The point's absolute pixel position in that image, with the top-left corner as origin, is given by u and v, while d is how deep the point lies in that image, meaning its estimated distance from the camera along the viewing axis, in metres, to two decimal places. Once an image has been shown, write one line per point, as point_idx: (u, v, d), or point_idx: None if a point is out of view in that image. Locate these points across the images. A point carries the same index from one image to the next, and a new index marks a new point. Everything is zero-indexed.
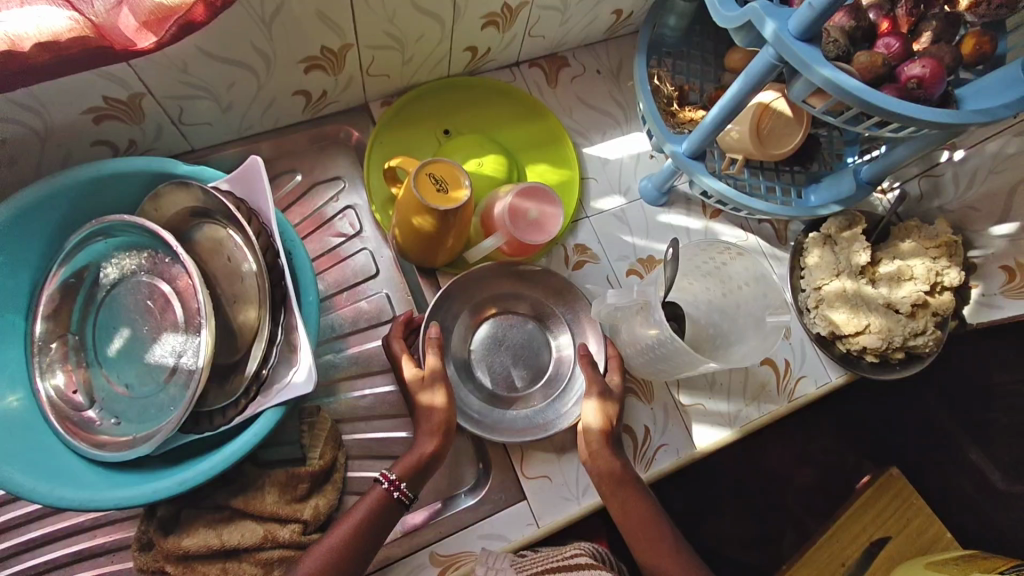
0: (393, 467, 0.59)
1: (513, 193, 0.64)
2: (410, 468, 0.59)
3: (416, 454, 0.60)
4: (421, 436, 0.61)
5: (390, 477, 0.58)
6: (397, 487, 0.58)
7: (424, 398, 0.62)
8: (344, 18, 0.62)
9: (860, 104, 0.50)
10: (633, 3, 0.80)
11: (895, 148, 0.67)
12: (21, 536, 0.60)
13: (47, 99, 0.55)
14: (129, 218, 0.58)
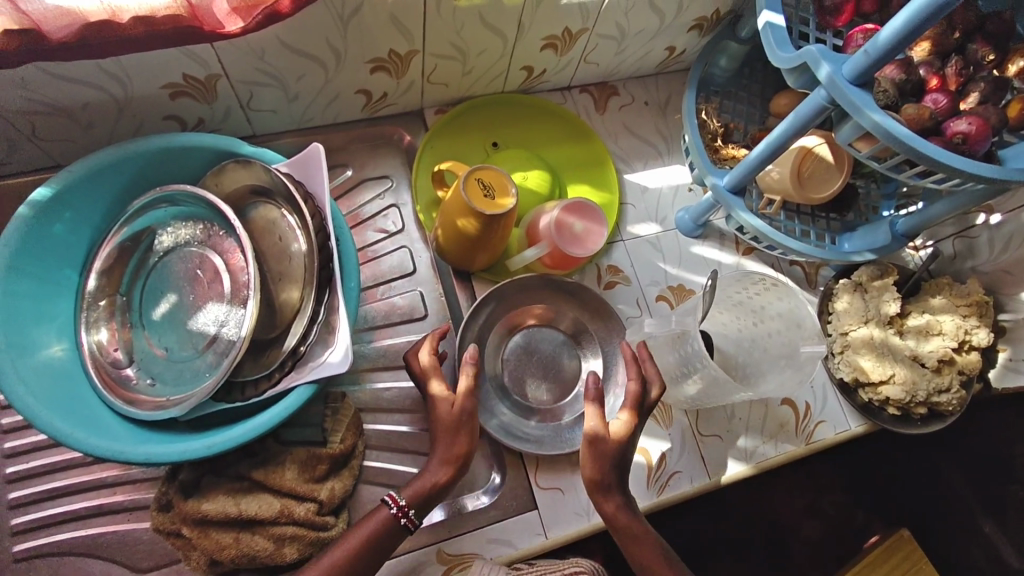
0: (401, 491, 0.56)
1: (560, 208, 0.66)
2: (417, 492, 0.57)
3: (427, 480, 0.58)
4: (435, 461, 0.59)
5: (400, 503, 0.56)
6: (404, 512, 0.56)
7: (445, 412, 0.59)
8: (415, 25, 0.65)
9: (908, 152, 0.51)
10: (687, 42, 0.83)
11: (933, 204, 0.69)
12: (42, 484, 0.60)
13: (133, 70, 0.59)
14: (193, 189, 0.60)
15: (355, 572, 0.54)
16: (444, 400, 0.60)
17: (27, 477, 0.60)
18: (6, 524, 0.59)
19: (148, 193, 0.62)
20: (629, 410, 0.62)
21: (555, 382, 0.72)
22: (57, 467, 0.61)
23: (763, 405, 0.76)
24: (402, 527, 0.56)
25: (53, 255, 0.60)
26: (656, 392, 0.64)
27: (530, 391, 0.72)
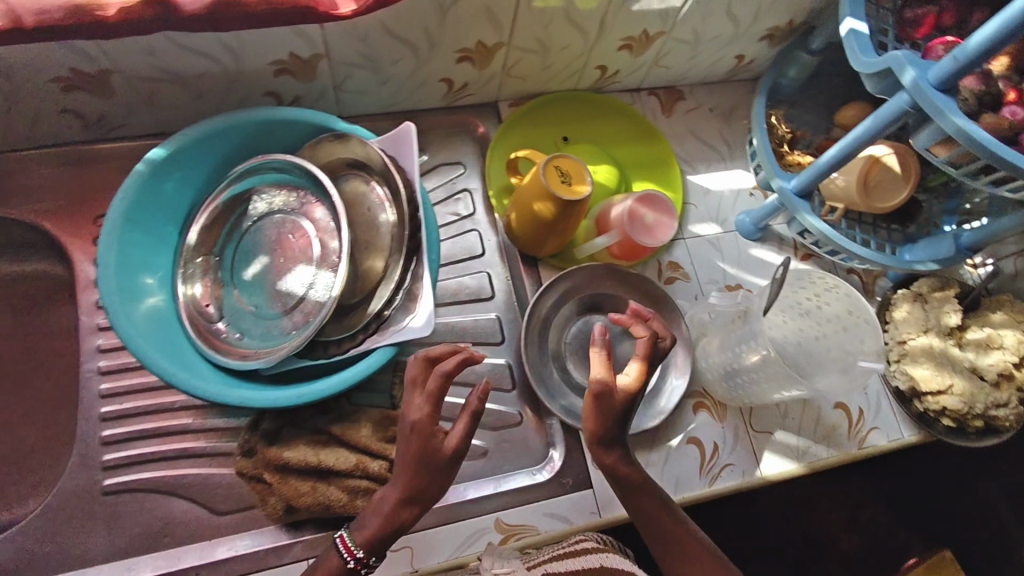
0: (354, 536, 0.51)
1: (632, 198, 0.69)
2: (373, 534, 0.51)
3: (382, 514, 0.51)
4: (396, 496, 0.51)
5: (359, 555, 0.51)
6: (362, 561, 0.51)
7: (441, 451, 0.50)
8: (506, 18, 0.69)
9: (988, 157, 0.52)
10: (757, 51, 0.86)
11: (1000, 219, 0.70)
12: (132, 424, 0.64)
13: (247, 44, 0.63)
14: (295, 158, 0.64)
15: None
16: (434, 439, 0.50)
17: (119, 417, 0.65)
18: (97, 459, 0.63)
19: (251, 161, 0.66)
20: (638, 363, 0.56)
21: (614, 369, 0.75)
22: (147, 410, 0.65)
23: (816, 408, 0.77)
24: (350, 572, 0.51)
25: (160, 211, 0.64)
26: (667, 345, 0.58)
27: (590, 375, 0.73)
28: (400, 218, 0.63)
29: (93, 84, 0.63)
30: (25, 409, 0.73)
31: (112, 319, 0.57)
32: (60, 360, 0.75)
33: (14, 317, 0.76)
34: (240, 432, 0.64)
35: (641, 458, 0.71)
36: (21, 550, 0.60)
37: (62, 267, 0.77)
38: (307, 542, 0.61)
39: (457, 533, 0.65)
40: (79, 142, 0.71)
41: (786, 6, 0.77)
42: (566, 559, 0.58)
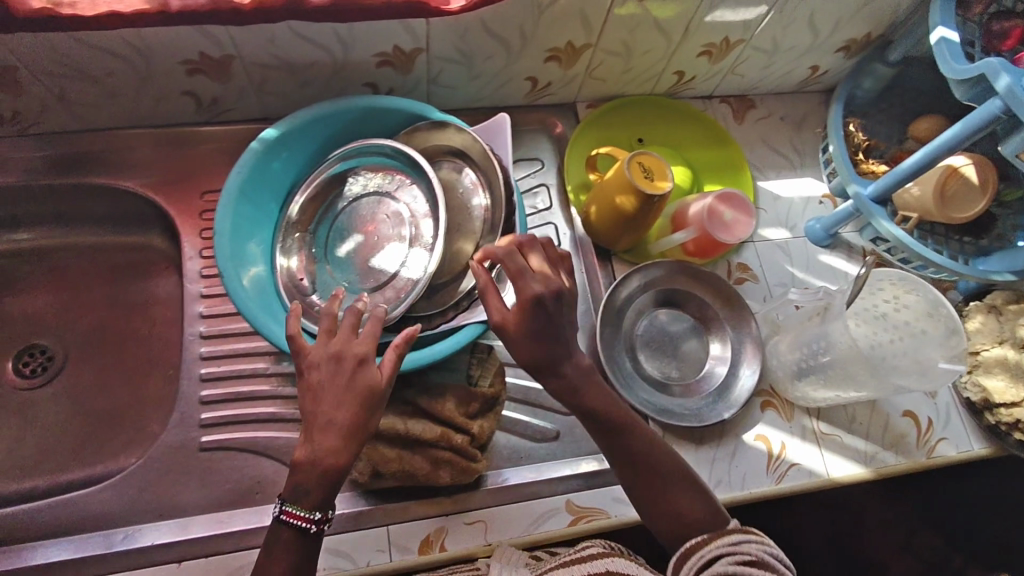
0: (300, 505, 0.50)
1: (713, 196, 0.71)
2: (317, 492, 0.50)
3: (315, 468, 0.50)
4: (322, 437, 0.51)
5: (316, 517, 0.50)
6: (322, 520, 0.51)
7: (362, 382, 0.53)
8: (597, 21, 0.72)
9: None
10: (832, 63, 0.87)
11: None
12: (228, 387, 0.69)
13: (357, 36, 0.68)
14: (394, 144, 0.68)
15: None
16: (367, 376, 0.53)
17: (217, 379, 0.69)
18: (196, 418, 0.67)
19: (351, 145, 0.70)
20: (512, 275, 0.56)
21: (683, 363, 0.76)
22: (242, 375, 0.69)
23: (884, 414, 0.78)
24: (313, 535, 0.51)
25: (267, 188, 0.69)
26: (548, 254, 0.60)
27: (659, 368, 0.76)
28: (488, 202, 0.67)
29: (215, 68, 0.68)
30: (126, 372, 0.79)
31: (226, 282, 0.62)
32: (157, 327, 0.81)
33: (119, 285, 0.82)
34: None
35: (708, 451, 0.73)
36: (123, 498, 0.63)
37: (163, 241, 0.83)
38: (388, 509, 0.66)
39: (530, 511, 0.67)
40: (192, 124, 0.77)
41: (866, 18, 0.79)
42: (573, 564, 0.55)
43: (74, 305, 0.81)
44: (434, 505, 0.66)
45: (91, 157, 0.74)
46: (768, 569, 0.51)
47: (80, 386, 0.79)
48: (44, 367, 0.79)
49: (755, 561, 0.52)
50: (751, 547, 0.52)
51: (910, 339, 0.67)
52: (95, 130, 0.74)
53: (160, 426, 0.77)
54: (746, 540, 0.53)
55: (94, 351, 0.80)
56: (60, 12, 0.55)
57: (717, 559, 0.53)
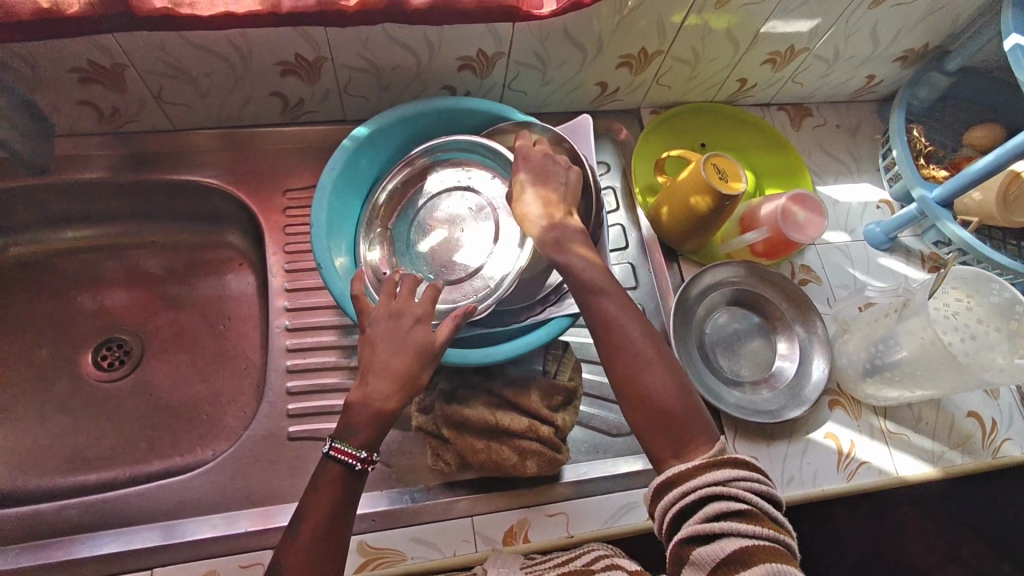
0: (349, 440, 0.51)
1: (785, 197, 0.73)
2: (366, 429, 0.52)
3: (368, 406, 0.52)
4: (376, 378, 0.53)
5: (362, 455, 0.51)
6: (367, 460, 0.51)
7: (416, 335, 0.55)
8: (671, 28, 0.75)
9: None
10: (888, 72, 0.90)
11: None
12: (314, 378, 0.71)
13: (445, 40, 0.70)
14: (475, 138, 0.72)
15: (333, 541, 0.48)
16: (426, 333, 0.56)
17: (302, 370, 0.72)
18: (284, 408, 0.69)
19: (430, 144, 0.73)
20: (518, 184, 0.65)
21: (753, 361, 0.78)
22: (326, 366, 0.72)
23: (949, 415, 0.79)
24: (358, 474, 0.51)
25: (352, 184, 0.72)
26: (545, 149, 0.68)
27: (730, 366, 0.77)
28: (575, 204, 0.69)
29: (307, 70, 0.71)
30: (200, 365, 0.79)
31: (321, 260, 0.64)
32: (232, 322, 0.82)
33: (193, 281, 0.84)
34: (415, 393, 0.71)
35: (779, 448, 0.74)
36: (215, 485, 0.65)
37: (239, 239, 0.85)
38: (473, 499, 0.66)
39: (606, 505, 0.68)
40: (275, 125, 0.79)
41: (927, 28, 0.81)
42: None
43: (151, 300, 0.83)
44: (516, 498, 0.67)
45: (179, 156, 0.77)
46: (758, 521, 0.45)
47: (154, 380, 0.78)
48: (122, 361, 0.79)
49: (743, 504, 0.45)
50: (740, 486, 0.46)
51: (976, 339, 0.69)
52: (183, 129, 0.77)
53: (235, 420, 0.76)
54: (736, 478, 0.47)
55: (170, 344, 0.81)
56: (179, 12, 0.58)
57: (700, 494, 0.47)
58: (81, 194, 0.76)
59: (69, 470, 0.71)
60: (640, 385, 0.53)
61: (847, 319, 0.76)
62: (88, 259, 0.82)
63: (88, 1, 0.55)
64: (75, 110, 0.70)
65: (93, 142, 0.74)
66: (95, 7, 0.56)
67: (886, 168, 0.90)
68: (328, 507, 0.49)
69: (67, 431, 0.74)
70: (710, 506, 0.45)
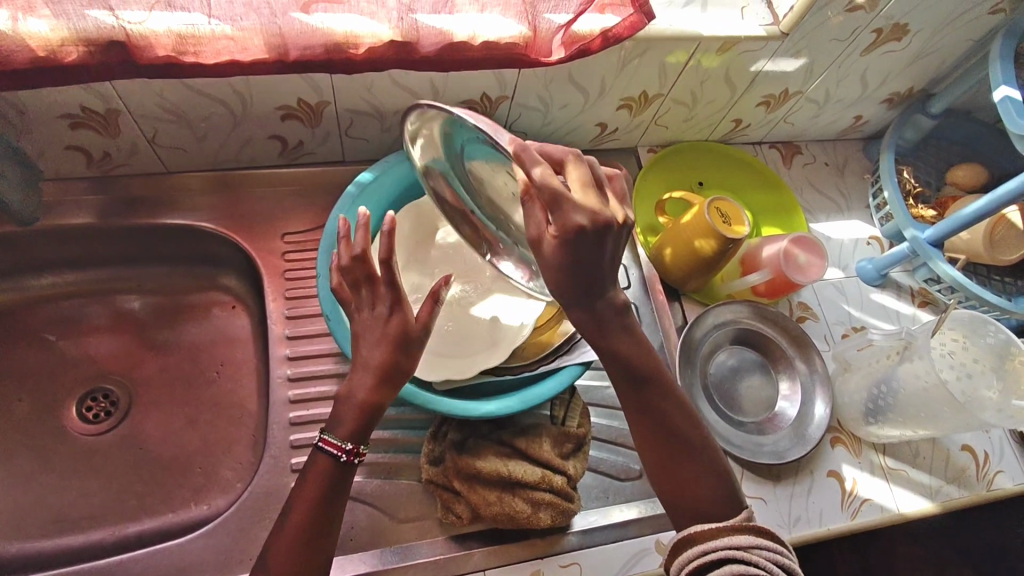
0: (335, 433, 0.52)
1: (788, 240, 0.76)
2: (352, 423, 0.52)
3: (352, 402, 0.52)
4: (358, 372, 0.53)
5: (348, 447, 0.52)
6: (354, 453, 0.52)
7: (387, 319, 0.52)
8: (673, 73, 0.76)
9: (1002, 197, 0.71)
10: (874, 113, 0.92)
11: None
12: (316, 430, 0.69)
13: (451, 84, 0.70)
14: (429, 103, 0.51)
15: (318, 532, 0.50)
16: (404, 318, 0.52)
17: (305, 423, 0.70)
18: (287, 463, 0.67)
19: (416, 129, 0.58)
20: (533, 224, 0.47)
21: (757, 399, 0.78)
22: None
23: (943, 449, 0.80)
24: (345, 465, 0.52)
25: None
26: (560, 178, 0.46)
27: (735, 403, 0.78)
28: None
29: (308, 114, 0.70)
30: (192, 414, 0.76)
31: (330, 312, 0.63)
32: (225, 368, 0.79)
33: (183, 325, 0.81)
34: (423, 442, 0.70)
35: (786, 487, 0.74)
36: (216, 548, 0.62)
37: (233, 281, 0.82)
38: (485, 552, 0.65)
39: (622, 552, 0.67)
40: (271, 167, 0.78)
41: (912, 73, 0.84)
42: None
43: (140, 346, 0.79)
44: (527, 549, 0.66)
45: (171, 198, 0.75)
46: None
47: (143, 431, 0.75)
48: (107, 412, 0.75)
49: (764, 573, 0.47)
50: (761, 555, 0.48)
51: (967, 377, 0.72)
52: (177, 171, 0.75)
53: (232, 472, 0.73)
54: (756, 545, 0.49)
55: (161, 391, 0.77)
56: (182, 61, 0.56)
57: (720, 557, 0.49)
58: (67, 239, 0.73)
59: (53, 531, 0.67)
60: (674, 466, 0.55)
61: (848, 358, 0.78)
62: (72, 304, 0.79)
63: (86, 49, 0.53)
64: (65, 154, 0.67)
65: (82, 186, 0.71)
66: (94, 55, 0.54)
67: (875, 206, 0.93)
68: (314, 498, 0.51)
69: (50, 489, 0.70)
70: (727, 567, 0.47)
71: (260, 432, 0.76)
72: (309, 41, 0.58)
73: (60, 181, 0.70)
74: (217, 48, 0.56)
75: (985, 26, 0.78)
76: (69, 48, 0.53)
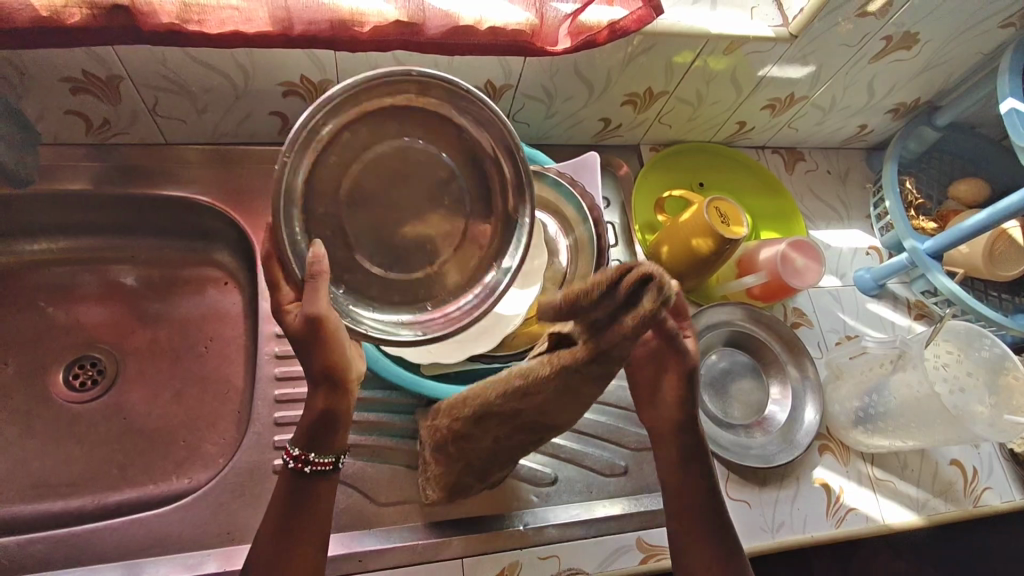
0: (290, 439, 0.51)
1: (786, 244, 0.77)
2: (302, 432, 0.50)
3: (309, 411, 0.50)
4: (310, 386, 0.50)
5: (296, 453, 0.50)
6: (301, 458, 0.50)
7: (300, 324, 0.46)
8: (678, 72, 0.76)
9: (1004, 211, 0.70)
10: (879, 122, 0.92)
11: None
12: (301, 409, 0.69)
13: (454, 69, 0.69)
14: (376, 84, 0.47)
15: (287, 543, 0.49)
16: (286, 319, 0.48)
17: (290, 401, 0.69)
18: (270, 439, 0.67)
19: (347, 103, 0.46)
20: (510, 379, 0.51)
21: (747, 402, 0.78)
22: None
23: (932, 462, 0.80)
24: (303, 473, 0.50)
25: None
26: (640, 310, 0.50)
27: (725, 407, 0.77)
28: (576, 253, 0.71)
29: (310, 91, 0.69)
30: (177, 387, 0.76)
31: None
32: (213, 343, 0.78)
33: (174, 298, 0.80)
34: (407, 427, 0.69)
35: (771, 493, 0.73)
36: (194, 521, 0.62)
37: (226, 256, 0.82)
38: (465, 539, 0.64)
39: (602, 547, 0.67)
40: (271, 144, 0.77)
41: (919, 84, 0.84)
42: None
43: (129, 318, 0.79)
44: (507, 538, 0.65)
45: (169, 169, 0.74)
46: None
47: (129, 401, 0.74)
48: (94, 380, 0.75)
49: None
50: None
51: (962, 391, 0.71)
52: (175, 143, 0.74)
53: (215, 447, 0.73)
54: None
55: (148, 363, 0.77)
56: (186, 29, 0.56)
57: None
58: (62, 204, 0.72)
59: (33, 497, 0.67)
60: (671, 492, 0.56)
61: (841, 366, 0.77)
62: (64, 271, 0.78)
63: (90, 12, 0.53)
64: (63, 118, 0.67)
65: (80, 153, 0.71)
66: (98, 18, 0.53)
67: (876, 216, 0.93)
68: (281, 504, 0.50)
69: (33, 455, 0.69)
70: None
71: (244, 408, 0.75)
72: (315, 16, 0.58)
73: (58, 147, 0.70)
74: (221, 18, 0.56)
75: (995, 40, 0.78)
76: (73, 9, 0.53)
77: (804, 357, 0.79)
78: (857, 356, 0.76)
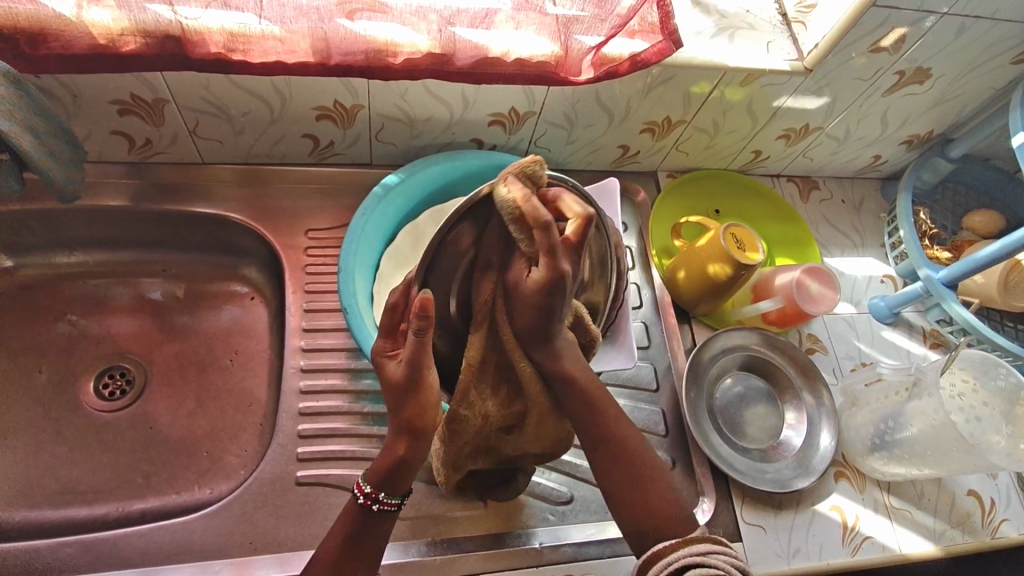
0: (362, 475, 0.53)
1: (801, 270, 0.78)
2: (377, 472, 0.52)
3: (387, 455, 0.52)
4: (394, 433, 0.52)
5: (367, 492, 0.52)
6: (371, 497, 0.52)
7: (402, 373, 0.50)
8: (695, 102, 0.78)
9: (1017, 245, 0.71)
10: (893, 153, 0.94)
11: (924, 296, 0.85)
12: (324, 422, 0.71)
13: (480, 97, 0.72)
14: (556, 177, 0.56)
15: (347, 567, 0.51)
16: (386, 365, 0.52)
17: (313, 414, 0.71)
18: (293, 451, 0.69)
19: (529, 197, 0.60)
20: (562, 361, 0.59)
21: (763, 427, 0.78)
22: (336, 411, 0.72)
23: (949, 492, 0.79)
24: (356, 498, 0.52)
25: (376, 225, 0.71)
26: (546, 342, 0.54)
27: (740, 431, 0.78)
28: None
29: (342, 115, 0.73)
30: (203, 399, 0.78)
31: (342, 292, 0.66)
32: (238, 357, 0.81)
33: (202, 312, 0.83)
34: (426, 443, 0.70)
35: (787, 518, 0.74)
36: (217, 530, 0.63)
37: (253, 272, 0.85)
38: (482, 556, 0.65)
39: (618, 567, 0.68)
40: (301, 164, 0.80)
41: (933, 117, 0.86)
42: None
43: (158, 330, 0.81)
44: (523, 556, 0.66)
45: (204, 188, 0.77)
46: None
47: (155, 411, 0.76)
48: (123, 390, 0.77)
49: None
50: (719, 558, 0.48)
51: (978, 420, 0.71)
52: (211, 162, 0.77)
53: (237, 459, 0.75)
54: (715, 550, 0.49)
55: (175, 375, 0.79)
56: (232, 57, 0.59)
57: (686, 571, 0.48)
58: (100, 219, 0.76)
59: (60, 503, 0.69)
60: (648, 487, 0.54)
61: (856, 394, 0.78)
62: (98, 284, 0.81)
63: (143, 40, 0.57)
64: (109, 138, 0.70)
65: (121, 170, 0.74)
66: (150, 46, 0.57)
67: (891, 245, 0.94)
68: (343, 534, 0.52)
69: (60, 462, 0.71)
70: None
71: (267, 421, 0.77)
72: (352, 47, 0.61)
73: (101, 165, 0.74)
74: (265, 48, 0.59)
75: (1007, 75, 0.80)
76: (128, 38, 0.56)
77: (818, 382, 0.80)
78: (870, 385, 0.77)
